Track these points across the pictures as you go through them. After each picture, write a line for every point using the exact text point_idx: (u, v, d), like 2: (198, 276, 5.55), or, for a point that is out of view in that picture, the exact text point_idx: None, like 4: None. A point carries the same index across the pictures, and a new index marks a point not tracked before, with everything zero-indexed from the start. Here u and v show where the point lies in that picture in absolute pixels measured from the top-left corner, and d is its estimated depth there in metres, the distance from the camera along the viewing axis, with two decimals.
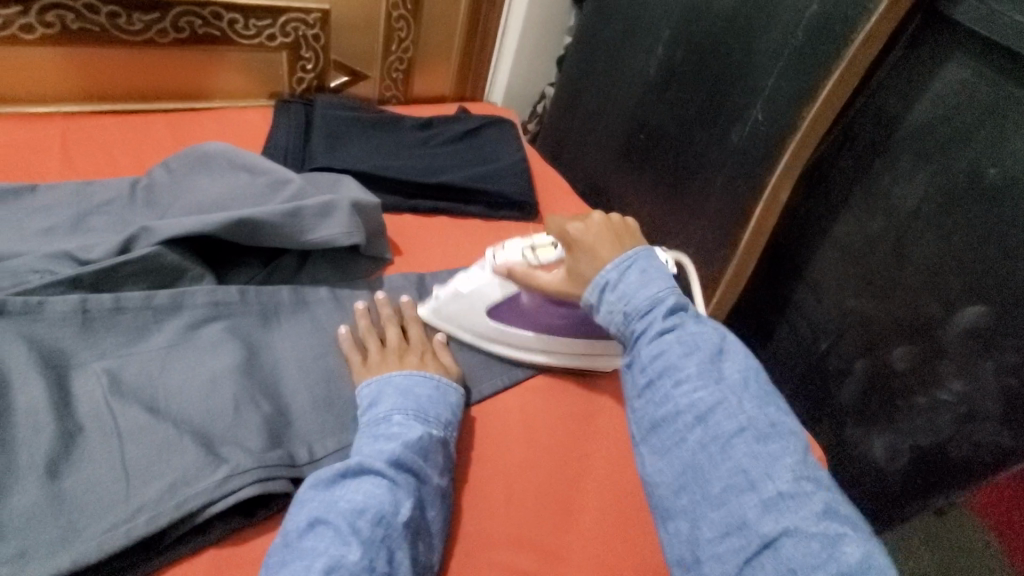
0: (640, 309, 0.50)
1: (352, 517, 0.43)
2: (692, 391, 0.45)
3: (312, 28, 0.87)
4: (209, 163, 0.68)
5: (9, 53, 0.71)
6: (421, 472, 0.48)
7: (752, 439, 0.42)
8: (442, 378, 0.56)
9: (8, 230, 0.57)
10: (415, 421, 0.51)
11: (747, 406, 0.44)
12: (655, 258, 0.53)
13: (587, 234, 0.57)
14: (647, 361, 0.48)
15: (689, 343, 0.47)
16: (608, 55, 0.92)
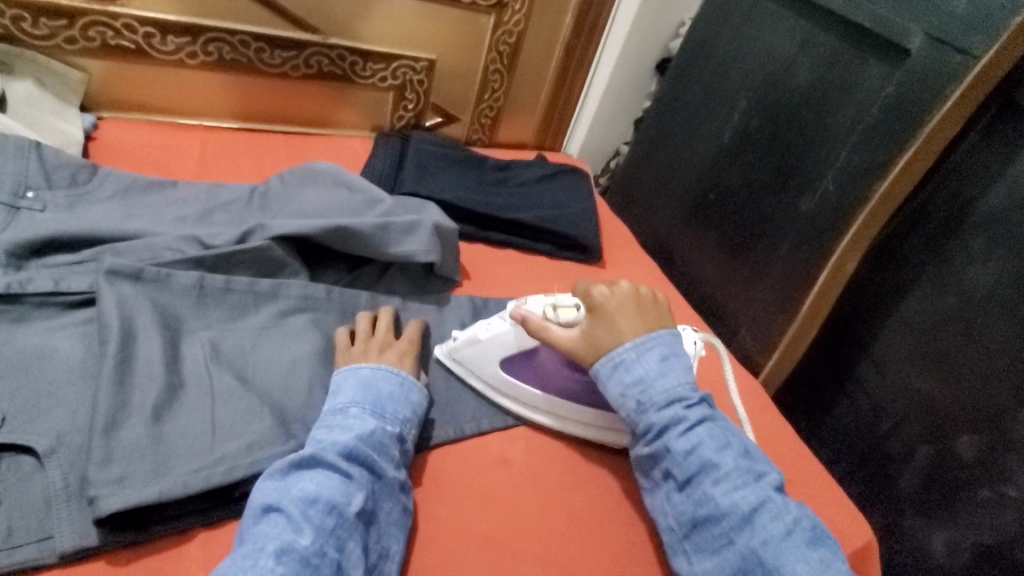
0: (657, 399, 0.55)
1: (303, 505, 0.45)
2: (731, 490, 0.50)
3: (418, 74, 0.99)
4: (317, 179, 0.78)
5: (173, 73, 0.85)
6: (375, 466, 0.50)
7: (802, 542, 0.47)
8: (405, 375, 0.57)
9: (150, 213, 0.67)
10: (371, 415, 0.53)
11: (790, 508, 0.49)
12: (669, 344, 0.59)
13: (610, 300, 0.61)
14: (682, 459, 0.53)
15: (718, 439, 0.53)
16: (683, 118, 0.97)
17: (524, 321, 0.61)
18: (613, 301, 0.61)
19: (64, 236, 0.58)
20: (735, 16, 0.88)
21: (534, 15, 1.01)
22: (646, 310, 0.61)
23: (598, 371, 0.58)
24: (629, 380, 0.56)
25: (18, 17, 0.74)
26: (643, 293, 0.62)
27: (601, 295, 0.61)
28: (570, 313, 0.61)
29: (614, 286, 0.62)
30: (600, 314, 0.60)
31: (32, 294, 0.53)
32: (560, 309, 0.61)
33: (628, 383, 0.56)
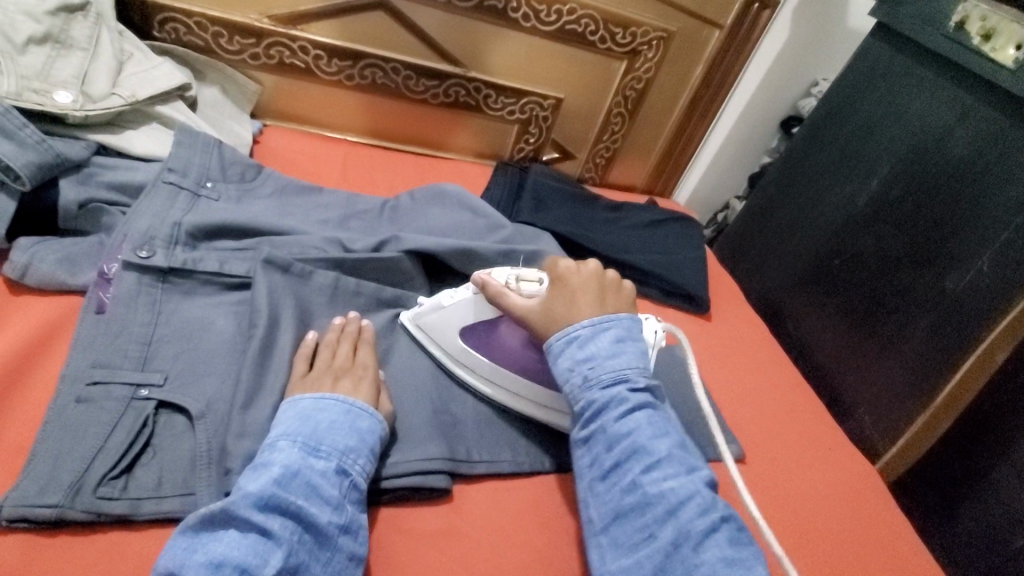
0: (605, 379, 0.52)
1: (204, 573, 0.38)
2: (661, 479, 0.47)
3: (545, 110, 1.03)
4: (443, 200, 0.82)
5: (330, 92, 0.95)
6: (301, 513, 0.43)
7: (724, 539, 0.44)
8: (351, 402, 0.51)
9: (300, 214, 0.74)
10: (301, 451, 0.47)
11: (719, 504, 0.47)
12: (629, 324, 0.56)
13: (574, 276, 0.59)
14: (614, 441, 0.50)
15: (656, 429, 0.51)
16: (816, 177, 0.93)
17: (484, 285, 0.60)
18: (578, 279, 0.59)
19: (231, 224, 0.65)
20: (885, 80, 0.84)
21: (665, 64, 1.03)
22: (607, 291, 0.59)
23: (550, 343, 0.56)
24: (580, 355, 0.54)
25: (218, 34, 0.86)
26: (609, 274, 0.61)
27: (566, 270, 0.60)
28: (531, 285, 0.61)
29: (581, 265, 0.60)
30: (563, 286, 0.59)
31: (200, 272, 0.60)
32: (522, 280, 0.61)
33: (578, 359, 0.54)
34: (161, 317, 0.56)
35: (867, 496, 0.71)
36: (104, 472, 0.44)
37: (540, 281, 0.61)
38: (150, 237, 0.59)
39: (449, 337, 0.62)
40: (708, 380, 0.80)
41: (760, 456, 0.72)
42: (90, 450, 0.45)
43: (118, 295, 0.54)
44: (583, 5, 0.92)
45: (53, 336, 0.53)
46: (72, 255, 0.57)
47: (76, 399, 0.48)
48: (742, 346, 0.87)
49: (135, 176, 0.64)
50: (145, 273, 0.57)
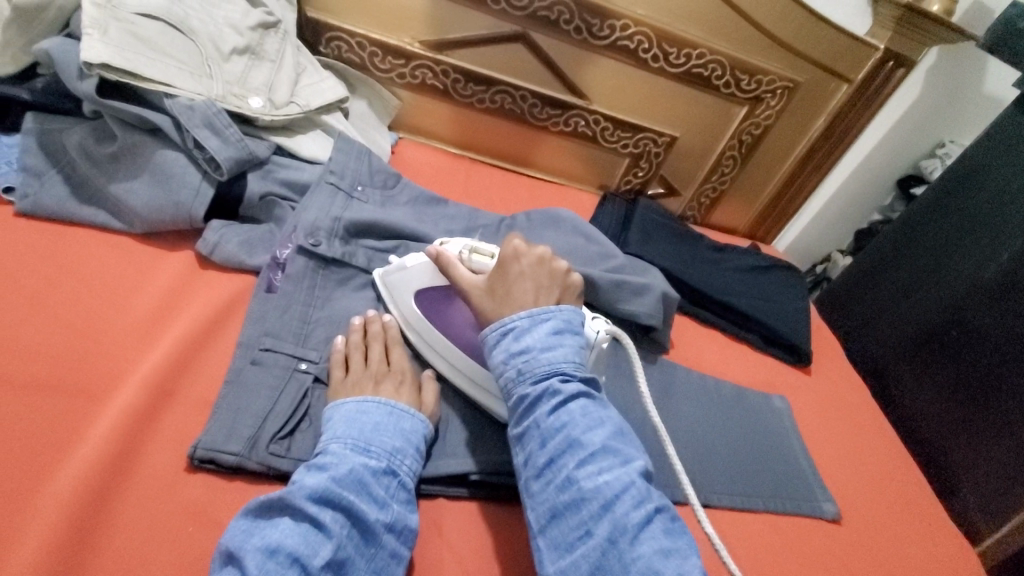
0: (539, 369, 0.50)
1: (261, 557, 0.40)
2: (597, 473, 0.46)
3: (658, 147, 1.06)
4: (559, 224, 0.86)
5: (462, 113, 1.02)
6: (352, 508, 0.44)
7: (659, 529, 0.44)
8: (399, 405, 0.54)
9: (432, 223, 0.80)
10: (352, 450, 0.48)
11: (653, 495, 0.46)
12: (560, 314, 0.55)
13: (520, 256, 0.59)
14: (549, 436, 0.48)
15: (591, 419, 0.49)
16: (936, 244, 0.91)
17: (438, 258, 0.60)
18: (523, 265, 0.58)
19: (378, 226, 0.72)
20: (1023, 153, 0.82)
21: (786, 113, 1.03)
22: (552, 278, 0.59)
23: (486, 336, 0.54)
24: (515, 347, 0.52)
25: (374, 53, 0.95)
26: (558, 262, 0.60)
27: (515, 251, 0.59)
28: (482, 260, 0.60)
29: (530, 247, 0.60)
30: (504, 272, 0.57)
31: (352, 265, 0.68)
32: (475, 254, 0.61)
33: (513, 351, 0.52)
34: (318, 302, 0.63)
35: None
36: (274, 432, 0.51)
37: (492, 258, 0.61)
38: (315, 227, 0.67)
39: (404, 299, 0.63)
40: (805, 435, 0.79)
41: (858, 520, 0.70)
42: (263, 411, 0.52)
43: (289, 278, 0.62)
44: (714, 50, 0.94)
45: (232, 307, 0.61)
46: (251, 240, 0.66)
47: (252, 363, 0.55)
48: (843, 404, 0.85)
49: (302, 175, 0.73)
50: (311, 259, 0.65)
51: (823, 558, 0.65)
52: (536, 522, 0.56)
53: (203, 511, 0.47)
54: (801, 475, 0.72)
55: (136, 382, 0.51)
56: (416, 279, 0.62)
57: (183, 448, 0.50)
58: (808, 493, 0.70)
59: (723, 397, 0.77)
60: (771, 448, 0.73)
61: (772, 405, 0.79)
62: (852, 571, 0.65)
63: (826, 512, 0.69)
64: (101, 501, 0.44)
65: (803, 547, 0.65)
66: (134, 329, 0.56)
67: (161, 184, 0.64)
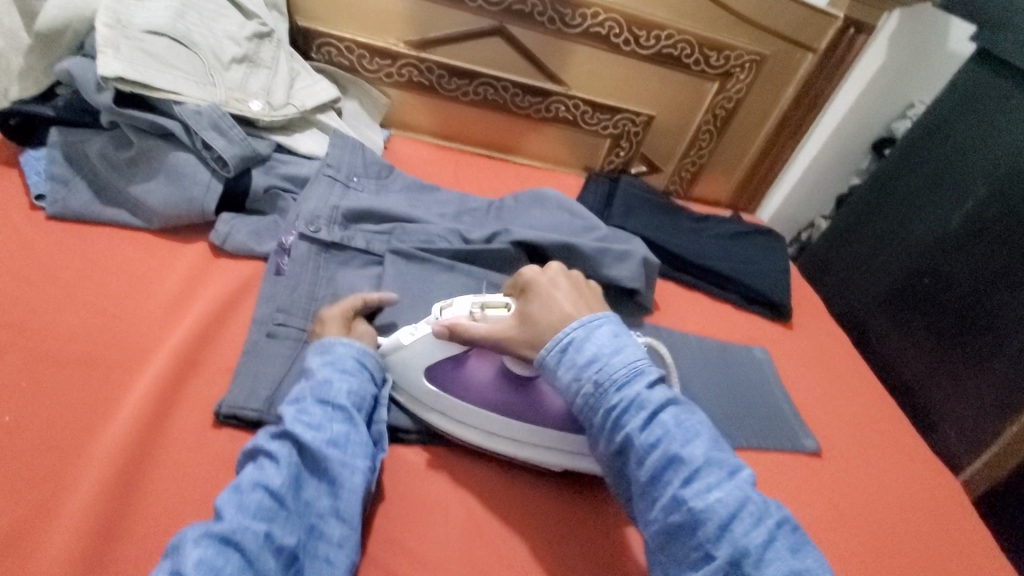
0: (615, 381, 0.52)
1: (230, 493, 0.46)
2: (704, 490, 0.47)
3: (637, 126, 1.12)
4: (544, 203, 0.92)
5: (448, 107, 1.08)
6: (292, 435, 0.50)
7: (781, 545, 0.45)
8: (321, 342, 0.58)
9: (424, 207, 0.86)
10: (290, 397, 0.54)
11: (768, 507, 0.47)
12: (620, 324, 0.56)
13: (544, 284, 0.61)
14: (646, 454, 0.49)
15: (685, 431, 0.50)
16: (906, 197, 0.95)
17: (452, 330, 0.58)
18: (547, 280, 0.61)
19: (374, 212, 0.78)
20: (980, 105, 0.87)
21: (756, 85, 1.08)
22: (579, 291, 0.61)
23: (544, 354, 0.55)
24: (583, 360, 0.53)
25: (362, 55, 1.02)
26: (575, 276, 0.63)
27: (534, 282, 0.61)
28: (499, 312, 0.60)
29: (544, 268, 0.63)
30: (534, 296, 0.60)
31: (352, 247, 0.74)
32: (487, 308, 0.60)
33: (581, 363, 0.53)
34: (323, 281, 0.70)
35: (941, 499, 0.73)
36: (290, 391, 0.57)
37: (506, 307, 0.61)
38: (315, 216, 0.74)
39: (415, 380, 0.61)
40: (787, 381, 0.84)
41: (838, 454, 0.75)
42: (279, 374, 0.58)
43: (294, 260, 0.69)
44: (682, 30, 1.00)
45: (245, 288, 0.68)
46: (259, 230, 0.73)
47: (267, 335, 0.62)
48: (824, 354, 0.90)
49: (302, 170, 0.80)
50: (313, 243, 0.71)
51: (804, 486, 0.70)
52: (530, 464, 0.62)
53: (230, 459, 0.53)
54: (783, 416, 0.77)
55: (165, 353, 0.58)
56: (423, 356, 0.60)
57: (209, 408, 0.56)
58: (789, 432, 0.75)
59: (706, 351, 0.83)
60: (754, 394, 0.79)
61: (754, 357, 0.84)
62: (832, 498, 0.70)
63: (806, 447, 0.74)
64: (142, 451, 0.51)
65: (785, 479, 0.70)
66: (159, 310, 0.63)
67: (174, 182, 0.70)
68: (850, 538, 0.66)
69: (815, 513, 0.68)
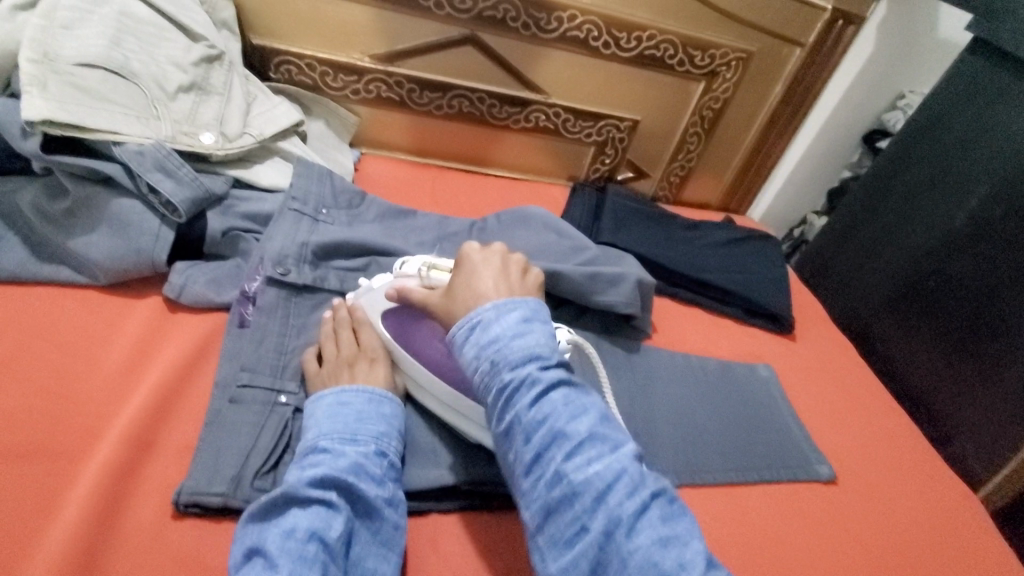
0: (511, 358, 0.46)
1: (281, 539, 0.43)
2: (583, 463, 0.42)
3: (621, 132, 1.06)
4: (530, 222, 0.86)
5: (422, 122, 1.02)
6: (352, 487, 0.48)
7: (655, 516, 0.41)
8: (376, 390, 0.56)
9: (401, 235, 0.80)
10: (341, 441, 0.51)
11: (646, 481, 0.42)
12: (538, 308, 0.50)
13: (478, 257, 0.55)
14: (532, 431, 0.44)
15: (574, 407, 0.45)
16: (905, 197, 0.91)
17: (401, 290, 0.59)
18: (481, 258, 0.55)
19: (346, 245, 0.71)
20: (981, 97, 0.83)
21: (743, 83, 1.03)
22: (509, 269, 0.55)
23: (453, 334, 0.50)
24: (483, 339, 0.47)
25: (325, 73, 0.95)
26: (516, 257, 0.56)
27: (470, 252, 0.56)
28: (440, 276, 0.58)
29: (489, 246, 0.56)
30: (460, 269, 0.54)
31: (324, 289, 0.68)
32: (432, 271, 0.59)
33: (483, 343, 0.47)
34: (293, 331, 0.64)
35: (966, 522, 0.69)
36: (257, 468, 0.51)
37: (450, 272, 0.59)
38: (283, 255, 0.66)
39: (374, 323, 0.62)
40: (795, 401, 0.80)
41: (854, 479, 0.71)
42: (246, 446, 0.52)
43: (261, 308, 0.62)
44: (663, 30, 0.94)
45: (205, 347, 0.62)
46: (218, 278, 0.66)
47: (230, 401, 0.55)
48: (830, 367, 0.86)
49: (264, 206, 0.73)
50: (282, 288, 0.65)
51: (825, 519, 0.66)
52: (532, 526, 0.57)
53: (194, 555, 0.47)
54: (793, 441, 0.72)
55: (114, 435, 0.51)
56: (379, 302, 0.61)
57: (168, 495, 0.50)
58: (802, 459, 0.71)
59: (710, 374, 0.78)
60: (762, 418, 0.74)
61: (759, 376, 0.80)
62: (852, 531, 0.66)
63: (821, 474, 0.70)
64: (90, 560, 0.44)
65: (803, 513, 0.66)
66: (108, 381, 0.56)
67: (119, 233, 0.64)
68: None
69: (840, 551, 0.63)
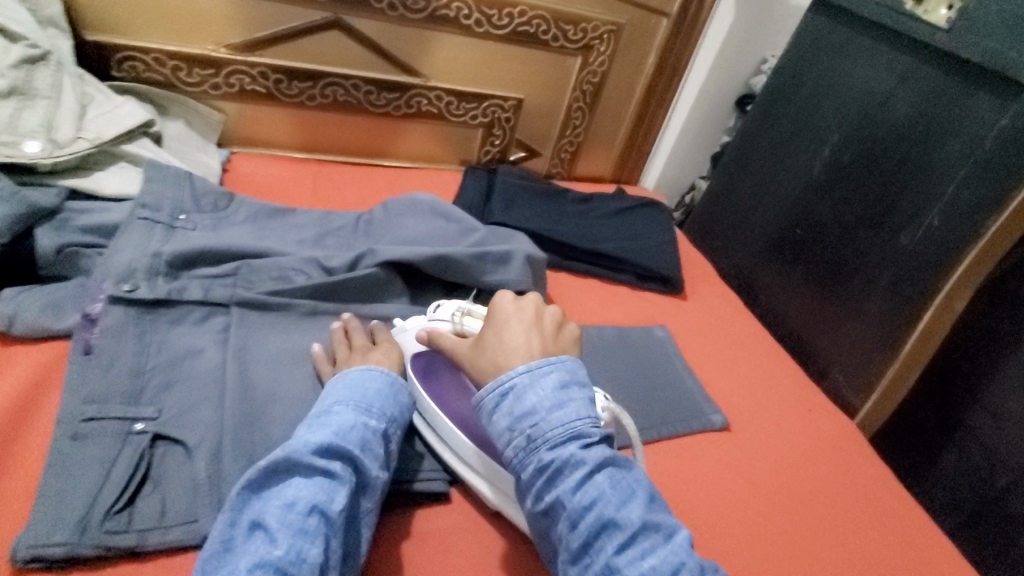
0: (551, 436, 0.48)
1: (282, 511, 0.43)
2: (639, 558, 0.44)
3: (506, 112, 1.06)
4: (417, 209, 0.83)
5: (296, 114, 0.96)
6: (360, 462, 0.48)
7: None
8: (393, 376, 0.57)
9: (275, 235, 0.75)
10: (356, 412, 0.51)
11: (700, 572, 0.44)
12: (575, 374, 0.52)
13: (511, 308, 0.57)
14: (578, 516, 0.45)
15: (620, 491, 0.46)
16: (772, 152, 0.97)
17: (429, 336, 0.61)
18: (513, 307, 0.57)
19: (209, 252, 0.66)
20: (826, 53, 0.89)
21: (618, 56, 1.06)
22: (543, 327, 0.56)
23: (483, 400, 0.51)
24: (520, 410, 0.49)
25: (177, 67, 0.87)
26: (552, 313, 0.58)
27: (505, 303, 0.58)
28: (473, 323, 0.60)
29: (522, 297, 0.58)
30: (491, 318, 0.57)
31: (186, 301, 0.62)
32: (466, 318, 0.61)
33: (518, 414, 0.49)
34: (150, 349, 0.58)
35: (843, 447, 0.75)
36: (107, 508, 0.47)
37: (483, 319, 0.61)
38: (131, 270, 0.61)
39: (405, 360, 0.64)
40: (688, 356, 0.83)
41: (743, 422, 0.76)
42: (96, 483, 0.47)
43: (107, 330, 0.57)
44: (533, 6, 0.95)
45: (44, 380, 0.55)
46: (57, 301, 0.60)
47: (75, 436, 0.50)
48: (719, 320, 0.91)
49: (109, 217, 0.66)
50: (132, 305, 0.59)
51: (715, 461, 0.70)
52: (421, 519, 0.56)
53: None
54: (687, 394, 0.76)
55: None
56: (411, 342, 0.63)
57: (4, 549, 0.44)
58: (695, 409, 0.74)
59: (607, 341, 0.80)
60: (657, 377, 0.77)
61: (654, 337, 0.83)
62: (742, 472, 0.69)
63: (712, 422, 0.73)
64: None
65: (698, 460, 0.69)
66: None
67: None
68: (763, 513, 0.65)
69: (734, 491, 0.67)
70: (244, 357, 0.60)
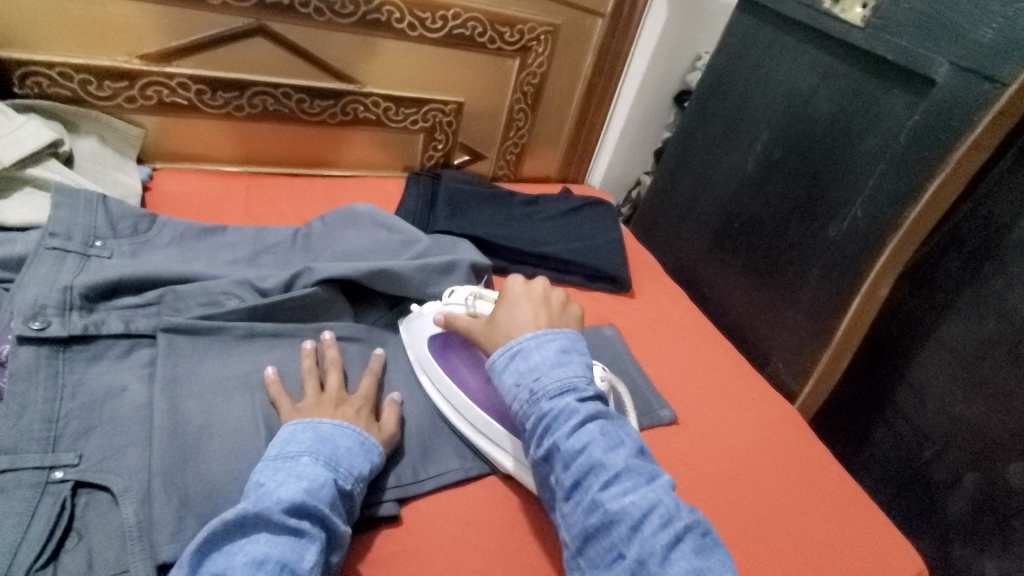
0: (549, 390, 0.52)
1: (249, 570, 0.41)
2: (620, 494, 0.47)
3: (447, 115, 1.04)
4: (357, 220, 0.81)
5: (224, 125, 0.91)
6: (330, 518, 0.46)
7: (689, 550, 0.45)
8: (366, 436, 0.55)
9: (204, 257, 0.71)
10: (323, 467, 0.50)
11: (681, 512, 0.47)
12: (574, 344, 0.56)
13: (520, 291, 0.63)
14: (570, 458, 0.49)
15: (610, 439, 0.50)
16: (708, 148, 1.00)
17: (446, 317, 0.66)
18: (523, 289, 0.63)
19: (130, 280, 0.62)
20: (755, 50, 0.91)
21: (556, 56, 1.06)
22: (549, 306, 0.61)
23: (494, 359, 0.56)
24: (525, 368, 0.54)
25: (85, 81, 0.81)
26: (557, 294, 0.63)
27: (515, 286, 0.64)
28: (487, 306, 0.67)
29: (531, 280, 0.64)
30: (502, 299, 0.62)
31: (105, 334, 0.58)
32: (480, 300, 0.67)
33: (524, 371, 0.54)
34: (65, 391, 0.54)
35: (787, 433, 0.78)
36: (27, 567, 0.43)
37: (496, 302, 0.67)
38: (40, 306, 0.56)
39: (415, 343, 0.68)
40: (638, 354, 0.85)
41: (693, 417, 0.77)
42: (9, 544, 0.44)
43: (15, 374, 0.52)
44: (467, 8, 0.93)
45: None
46: None
47: None
48: (667, 315, 0.93)
49: (14, 249, 0.61)
50: (44, 345, 0.55)
51: (667, 457, 0.71)
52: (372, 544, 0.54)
53: None
54: (638, 391, 0.77)
55: None
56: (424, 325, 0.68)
57: None
58: (645, 407, 0.75)
59: None
60: None
61: (603, 337, 0.83)
62: (693, 466, 0.71)
63: (663, 418, 0.75)
64: None
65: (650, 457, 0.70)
66: None
67: None
68: (714, 504, 0.67)
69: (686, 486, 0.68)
70: (174, 389, 0.56)
